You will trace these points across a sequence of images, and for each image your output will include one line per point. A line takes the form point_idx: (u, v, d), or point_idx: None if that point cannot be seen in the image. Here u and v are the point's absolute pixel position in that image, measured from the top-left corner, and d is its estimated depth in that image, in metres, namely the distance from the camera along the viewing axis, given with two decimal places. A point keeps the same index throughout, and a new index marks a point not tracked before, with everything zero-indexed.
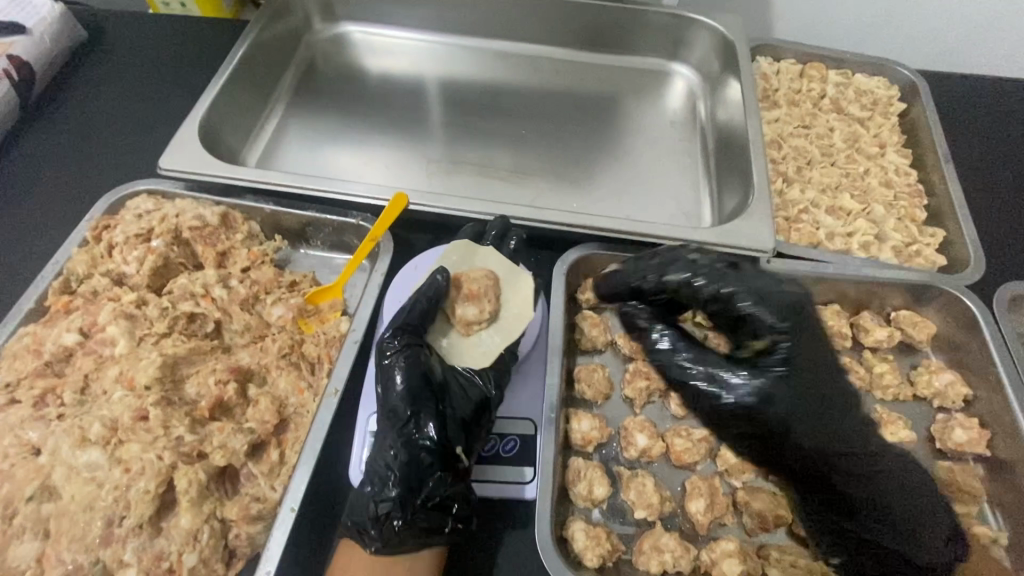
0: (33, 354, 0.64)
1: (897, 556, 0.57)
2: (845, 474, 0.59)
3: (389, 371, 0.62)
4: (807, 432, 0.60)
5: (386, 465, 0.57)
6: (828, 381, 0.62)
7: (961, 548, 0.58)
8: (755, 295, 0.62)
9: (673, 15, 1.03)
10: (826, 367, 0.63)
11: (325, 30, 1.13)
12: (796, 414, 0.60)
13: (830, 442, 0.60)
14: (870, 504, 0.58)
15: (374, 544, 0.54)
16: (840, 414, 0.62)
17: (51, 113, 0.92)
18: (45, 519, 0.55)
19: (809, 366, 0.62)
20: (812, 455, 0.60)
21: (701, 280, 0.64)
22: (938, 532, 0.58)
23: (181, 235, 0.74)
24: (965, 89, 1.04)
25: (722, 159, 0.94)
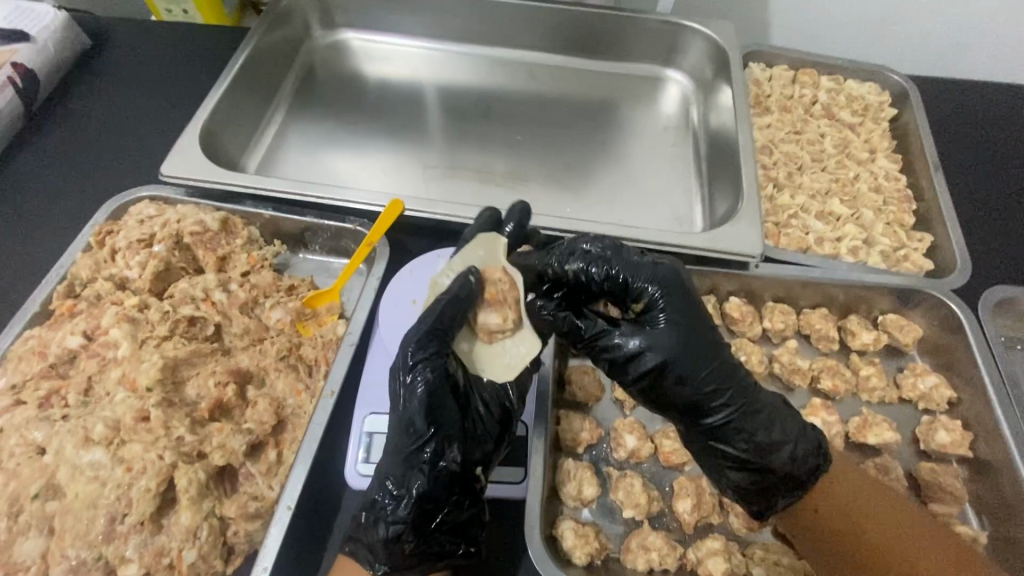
0: (38, 356, 0.66)
1: (787, 479, 0.59)
2: (723, 422, 0.57)
3: (409, 389, 0.56)
4: (701, 385, 0.56)
5: (402, 489, 0.55)
6: (700, 328, 0.56)
7: (823, 457, 0.59)
8: (612, 260, 0.58)
9: (667, 22, 1.05)
10: (685, 313, 0.56)
11: (325, 37, 1.14)
12: (685, 367, 0.56)
13: (713, 392, 0.56)
14: (751, 444, 0.57)
15: (383, 567, 0.55)
16: (719, 363, 0.57)
17: (56, 120, 0.94)
18: (50, 517, 0.56)
19: (678, 312, 0.56)
20: (703, 407, 0.56)
21: (574, 261, 0.58)
22: (806, 445, 0.59)
23: (183, 240, 0.76)
24: (955, 95, 1.05)
25: (714, 165, 0.96)
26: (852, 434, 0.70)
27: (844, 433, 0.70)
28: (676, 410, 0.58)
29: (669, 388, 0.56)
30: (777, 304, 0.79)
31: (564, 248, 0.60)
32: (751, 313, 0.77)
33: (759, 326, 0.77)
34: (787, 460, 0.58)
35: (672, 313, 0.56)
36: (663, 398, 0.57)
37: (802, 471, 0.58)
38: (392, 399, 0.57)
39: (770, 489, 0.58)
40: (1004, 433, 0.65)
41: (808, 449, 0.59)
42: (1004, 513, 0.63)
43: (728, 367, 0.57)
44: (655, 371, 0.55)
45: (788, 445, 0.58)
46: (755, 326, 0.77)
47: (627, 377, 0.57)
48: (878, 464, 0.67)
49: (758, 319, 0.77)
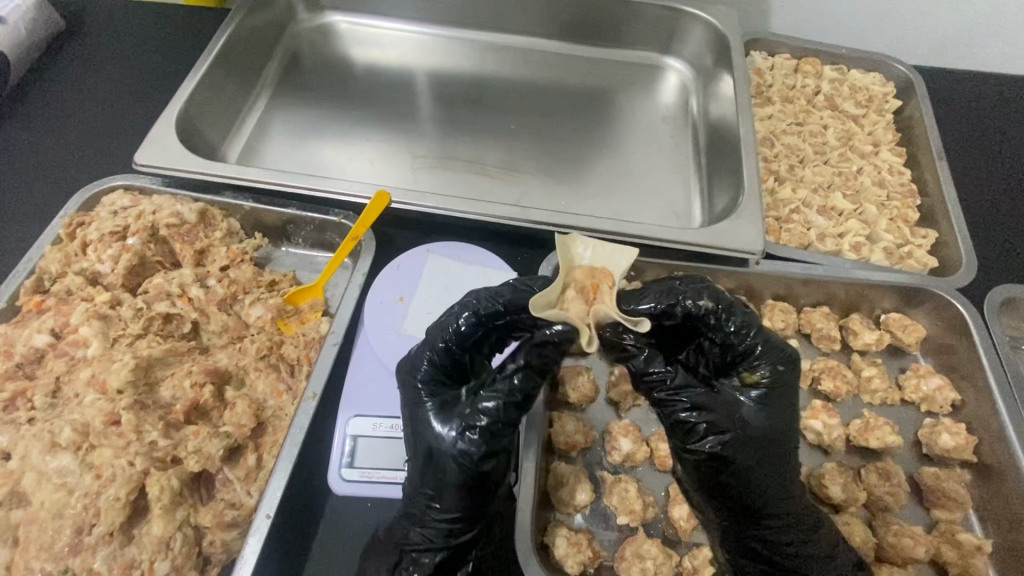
0: (3, 355, 0.63)
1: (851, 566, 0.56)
2: (770, 530, 0.53)
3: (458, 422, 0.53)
4: (760, 494, 0.52)
5: (428, 527, 0.54)
6: (788, 434, 0.54)
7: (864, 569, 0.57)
8: (744, 321, 0.54)
9: (666, 8, 1.01)
10: (781, 414, 0.54)
11: (311, 20, 1.10)
12: (761, 463, 0.53)
13: (774, 501, 0.53)
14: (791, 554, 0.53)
15: None
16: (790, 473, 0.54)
17: (27, 105, 0.90)
18: (15, 526, 0.53)
19: (775, 406, 0.54)
20: (762, 504, 0.53)
21: (704, 300, 0.54)
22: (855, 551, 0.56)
23: (158, 232, 0.72)
24: (960, 87, 1.03)
25: (714, 157, 0.93)
26: (853, 437, 0.68)
27: (845, 436, 0.68)
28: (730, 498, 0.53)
29: (727, 476, 0.52)
30: (778, 302, 0.76)
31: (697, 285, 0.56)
32: None
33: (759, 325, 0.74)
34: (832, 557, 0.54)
35: (768, 408, 0.54)
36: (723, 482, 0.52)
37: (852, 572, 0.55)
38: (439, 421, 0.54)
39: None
40: (1011, 438, 0.63)
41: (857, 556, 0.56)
42: (1008, 521, 0.61)
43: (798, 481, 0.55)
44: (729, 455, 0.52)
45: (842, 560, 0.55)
46: None
47: (687, 446, 0.53)
48: (880, 468, 0.65)
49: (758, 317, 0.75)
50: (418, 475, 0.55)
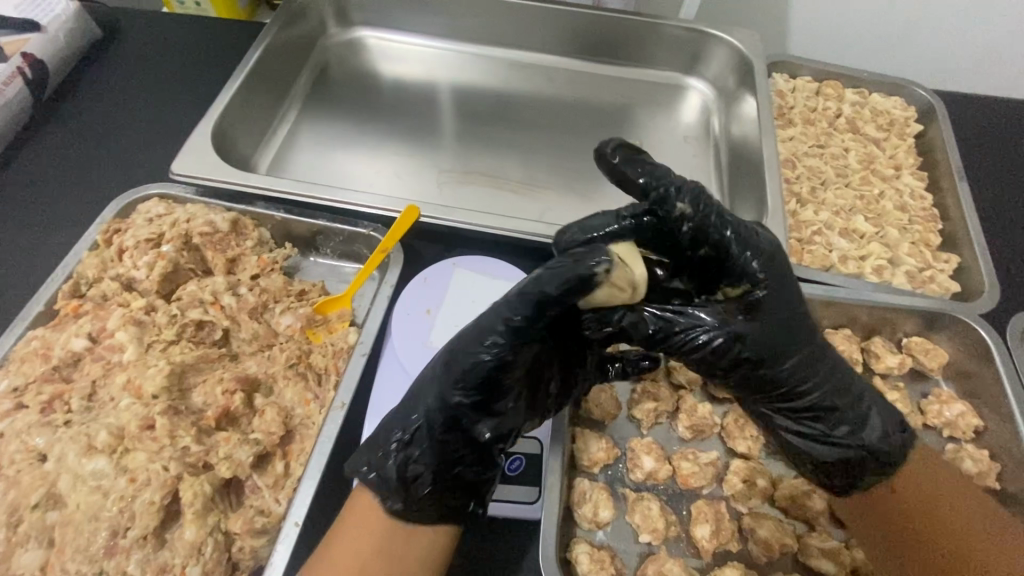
0: (41, 357, 0.64)
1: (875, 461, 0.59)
2: (827, 395, 0.57)
3: (488, 343, 0.52)
4: (804, 358, 0.55)
5: (434, 415, 0.55)
6: (807, 318, 0.55)
7: (907, 435, 0.60)
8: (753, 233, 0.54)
9: (689, 29, 1.02)
10: (788, 298, 0.54)
11: (340, 34, 1.12)
12: (785, 344, 0.54)
13: (809, 360, 0.56)
14: (829, 406, 0.57)
15: (395, 506, 0.55)
16: (816, 338, 0.56)
17: (65, 113, 0.92)
18: (51, 527, 0.54)
19: (787, 291, 0.54)
20: (808, 359, 0.56)
21: (683, 203, 0.53)
22: (891, 423, 0.59)
23: (192, 240, 0.74)
24: (982, 112, 1.03)
25: (736, 177, 0.94)
26: None
27: None
28: (740, 366, 0.54)
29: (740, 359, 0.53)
30: None
31: (671, 190, 0.54)
32: None
33: None
34: (859, 417, 0.58)
35: (776, 282, 0.53)
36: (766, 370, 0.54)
37: (878, 442, 0.58)
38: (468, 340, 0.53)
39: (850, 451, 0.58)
40: None
41: (896, 427, 0.60)
42: None
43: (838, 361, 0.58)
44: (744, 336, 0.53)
45: (872, 421, 0.58)
46: None
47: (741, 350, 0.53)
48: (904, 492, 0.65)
49: None
50: (446, 388, 0.54)
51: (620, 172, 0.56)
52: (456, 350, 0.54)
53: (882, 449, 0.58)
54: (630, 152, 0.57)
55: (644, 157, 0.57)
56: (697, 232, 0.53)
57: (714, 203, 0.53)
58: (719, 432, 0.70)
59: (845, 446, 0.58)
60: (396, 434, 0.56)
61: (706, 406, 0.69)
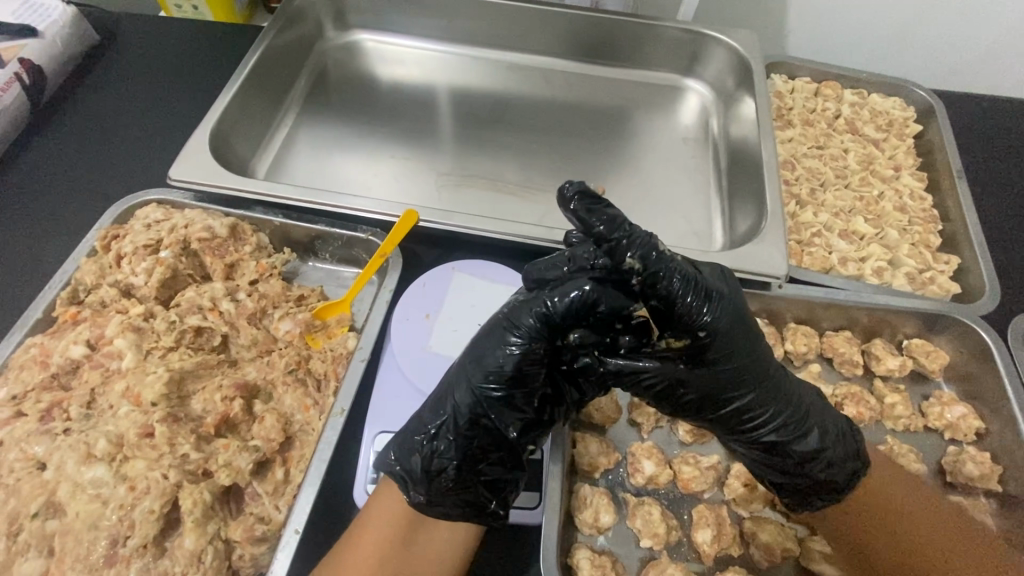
0: (40, 365, 0.64)
1: (827, 487, 0.58)
2: (778, 434, 0.56)
3: (512, 334, 0.53)
4: (756, 399, 0.54)
5: (460, 408, 0.54)
6: (762, 354, 0.54)
7: (862, 462, 0.58)
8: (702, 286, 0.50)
9: (688, 31, 1.02)
10: (742, 344, 0.52)
11: (338, 38, 1.12)
12: (733, 390, 0.53)
13: (762, 401, 0.54)
14: (775, 445, 0.56)
15: (418, 498, 0.54)
16: (771, 380, 0.54)
17: (63, 118, 0.92)
18: (51, 536, 0.54)
19: (739, 337, 0.51)
20: (761, 402, 0.54)
21: (632, 255, 0.49)
22: (846, 447, 0.58)
23: (190, 246, 0.74)
24: (981, 112, 1.03)
25: (735, 179, 0.93)
26: None
27: None
28: (690, 410, 0.55)
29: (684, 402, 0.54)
30: (800, 325, 0.76)
31: (624, 241, 0.49)
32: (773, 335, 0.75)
33: (781, 348, 0.75)
34: (813, 451, 0.56)
35: (727, 332, 0.51)
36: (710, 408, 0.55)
37: (827, 473, 0.57)
38: (491, 334, 0.55)
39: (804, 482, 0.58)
40: None
41: (846, 453, 0.57)
42: None
43: (795, 391, 0.56)
44: (688, 382, 0.53)
45: (822, 455, 0.56)
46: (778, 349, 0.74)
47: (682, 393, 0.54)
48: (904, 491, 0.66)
49: (780, 341, 0.75)
50: (470, 382, 0.54)
51: (581, 217, 0.50)
52: (479, 345, 0.55)
53: (830, 481, 0.57)
54: (591, 198, 0.51)
55: (605, 201, 0.52)
56: (644, 286, 0.49)
57: (663, 253, 0.49)
58: None
59: (794, 475, 0.58)
60: (423, 426, 0.55)
61: None
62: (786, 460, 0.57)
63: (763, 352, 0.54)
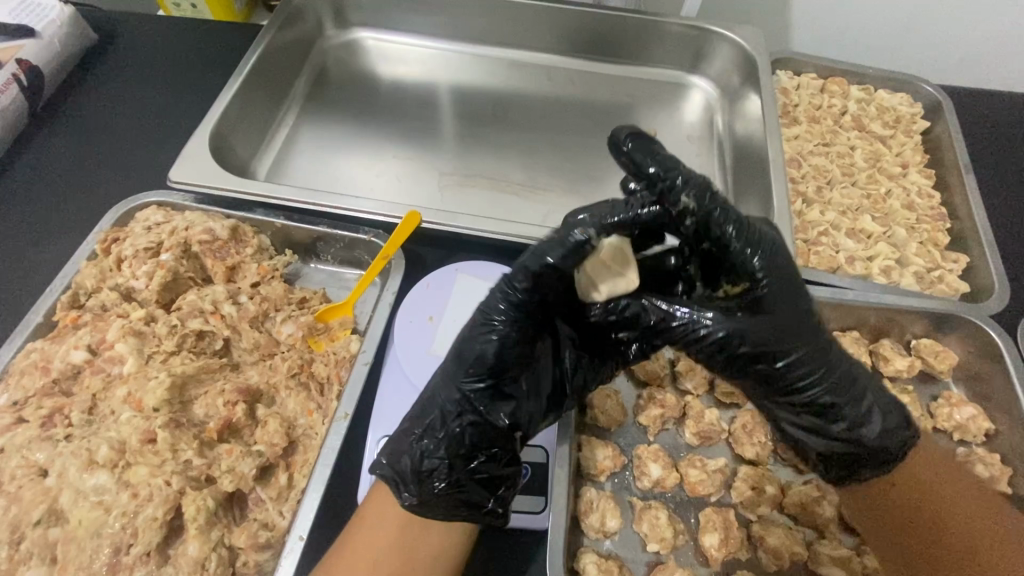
0: (40, 370, 0.63)
1: (877, 453, 0.56)
2: (829, 395, 0.54)
3: (488, 327, 0.55)
4: (807, 351, 0.53)
5: (450, 406, 0.55)
6: (807, 309, 0.54)
7: (912, 433, 0.57)
8: (745, 238, 0.52)
9: (693, 27, 1.01)
10: (788, 294, 0.53)
11: (337, 36, 1.11)
12: (784, 342, 0.52)
13: (812, 355, 0.53)
14: (831, 408, 0.54)
15: (409, 499, 0.53)
16: (820, 335, 0.54)
17: (61, 119, 0.91)
18: (53, 544, 0.54)
19: (784, 282, 0.53)
20: (809, 356, 0.53)
21: (687, 195, 0.52)
22: (895, 418, 0.56)
23: (191, 248, 0.73)
24: (989, 108, 1.02)
25: (741, 177, 0.92)
26: None
27: None
28: (745, 367, 0.53)
29: (738, 357, 0.52)
30: None
31: (676, 182, 0.53)
32: None
33: None
34: (863, 413, 0.55)
35: (774, 279, 0.52)
36: (765, 362, 0.52)
37: (880, 440, 0.55)
38: (469, 332, 0.56)
39: (854, 454, 0.56)
40: None
41: (896, 423, 0.56)
42: None
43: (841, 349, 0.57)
44: (745, 331, 0.51)
45: (876, 419, 0.55)
46: None
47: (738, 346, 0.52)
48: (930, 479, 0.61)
49: None
50: (455, 378, 0.55)
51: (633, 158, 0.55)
52: (463, 340, 0.56)
53: (880, 446, 0.55)
54: (645, 143, 0.56)
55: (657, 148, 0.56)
56: (698, 224, 0.53)
57: (718, 196, 0.53)
58: (727, 438, 0.69)
59: (845, 442, 0.56)
60: (410, 428, 0.55)
61: (713, 412, 0.69)
62: (836, 427, 0.55)
63: (807, 309, 0.53)
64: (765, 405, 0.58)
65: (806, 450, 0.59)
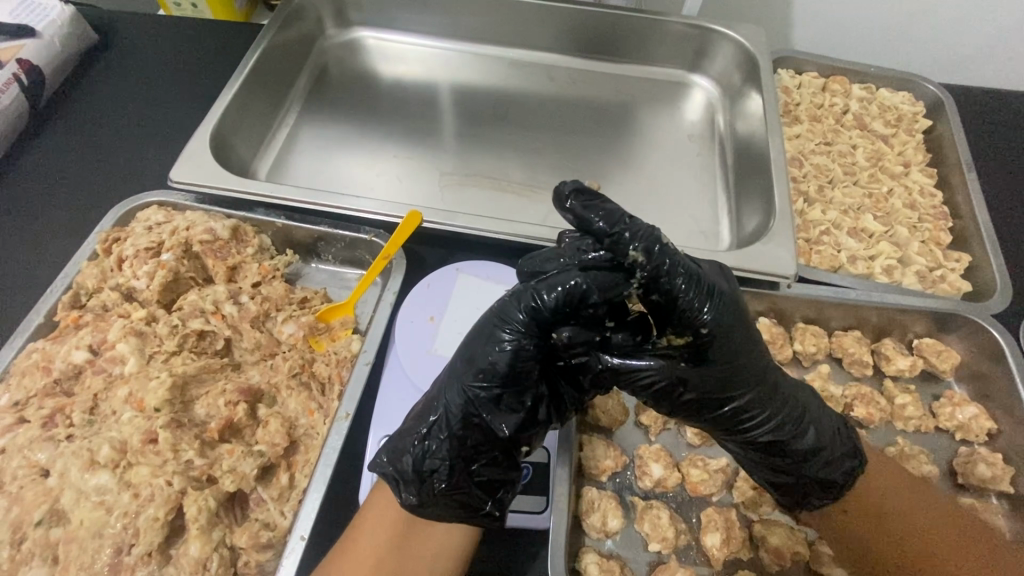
0: (41, 371, 0.63)
1: (825, 483, 0.57)
2: (774, 433, 0.54)
3: (508, 332, 0.51)
4: (754, 398, 0.52)
5: (456, 411, 0.53)
6: (757, 350, 0.52)
7: (860, 460, 0.57)
8: (705, 288, 0.48)
9: (694, 26, 1.01)
10: (740, 342, 0.50)
11: (338, 36, 1.11)
12: (732, 389, 0.52)
13: (759, 400, 0.53)
14: (774, 444, 0.55)
15: (410, 499, 0.54)
16: (770, 378, 0.53)
17: (61, 119, 0.91)
18: (54, 544, 0.54)
19: (735, 332, 0.50)
20: (756, 402, 0.53)
21: (636, 248, 0.47)
22: (843, 447, 0.57)
23: (192, 248, 0.73)
24: (991, 107, 1.01)
25: (742, 176, 0.92)
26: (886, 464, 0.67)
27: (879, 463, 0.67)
28: (689, 411, 0.53)
29: (682, 403, 0.52)
30: (808, 325, 0.75)
31: (626, 233, 0.48)
32: (782, 335, 0.74)
33: (791, 349, 0.74)
34: (811, 448, 0.56)
35: (727, 330, 0.49)
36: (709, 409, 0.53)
37: (827, 471, 0.56)
38: (481, 335, 0.53)
39: (803, 483, 0.57)
40: None
41: (844, 451, 0.57)
42: None
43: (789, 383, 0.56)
44: (689, 382, 0.51)
45: (824, 452, 0.56)
46: (787, 349, 0.74)
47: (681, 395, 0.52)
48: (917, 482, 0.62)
49: (789, 341, 0.74)
50: (461, 385, 0.53)
51: (579, 210, 0.50)
52: (474, 341, 0.54)
53: (827, 478, 0.56)
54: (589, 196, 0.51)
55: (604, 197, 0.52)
56: (646, 280, 0.47)
57: (666, 247, 0.48)
58: None
59: (790, 474, 0.57)
60: (414, 427, 0.55)
61: None
62: (786, 459, 0.56)
63: (759, 354, 0.52)
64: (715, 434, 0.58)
65: (755, 474, 0.60)
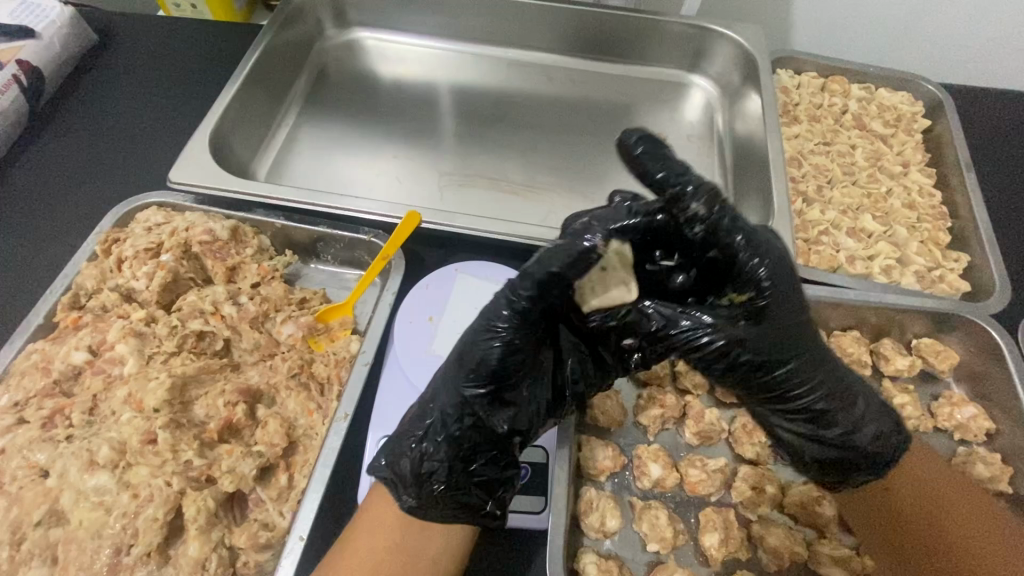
0: (41, 371, 0.63)
1: (869, 457, 0.58)
2: (819, 400, 0.56)
3: (492, 332, 0.52)
4: (800, 363, 0.54)
5: (450, 413, 0.54)
6: (806, 320, 0.55)
7: (903, 436, 0.59)
8: (762, 246, 0.52)
9: (694, 26, 1.01)
10: (792, 304, 0.54)
11: (337, 36, 1.11)
12: (783, 351, 0.54)
13: (806, 364, 0.55)
14: (823, 413, 0.56)
15: (409, 502, 0.53)
16: (818, 343, 0.56)
17: (61, 120, 0.91)
18: (54, 544, 0.54)
19: (788, 294, 0.53)
20: (805, 364, 0.55)
21: (698, 203, 0.50)
22: (886, 423, 0.58)
23: (191, 249, 0.73)
24: (990, 107, 1.01)
25: (741, 176, 0.92)
26: None
27: None
28: (742, 374, 0.55)
29: (738, 364, 0.54)
30: None
31: (687, 189, 0.51)
32: None
33: None
34: (853, 422, 0.57)
35: (783, 291, 0.53)
36: (759, 372, 0.54)
37: (871, 445, 0.57)
38: (469, 335, 0.54)
39: (845, 458, 0.58)
40: None
41: (887, 427, 0.58)
42: None
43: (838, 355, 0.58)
44: (744, 340, 0.53)
45: (867, 423, 0.57)
46: None
47: (734, 356, 0.53)
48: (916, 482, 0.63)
49: None
50: (456, 386, 0.54)
51: (640, 160, 0.53)
52: (464, 343, 0.54)
53: (871, 450, 0.57)
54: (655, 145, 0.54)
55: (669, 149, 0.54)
56: (707, 234, 0.51)
57: (727, 205, 0.51)
58: (727, 438, 0.69)
59: (833, 446, 0.58)
60: (410, 430, 0.55)
61: (713, 412, 0.68)
62: (827, 431, 0.57)
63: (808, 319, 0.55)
64: (762, 408, 0.60)
65: (801, 454, 0.60)
